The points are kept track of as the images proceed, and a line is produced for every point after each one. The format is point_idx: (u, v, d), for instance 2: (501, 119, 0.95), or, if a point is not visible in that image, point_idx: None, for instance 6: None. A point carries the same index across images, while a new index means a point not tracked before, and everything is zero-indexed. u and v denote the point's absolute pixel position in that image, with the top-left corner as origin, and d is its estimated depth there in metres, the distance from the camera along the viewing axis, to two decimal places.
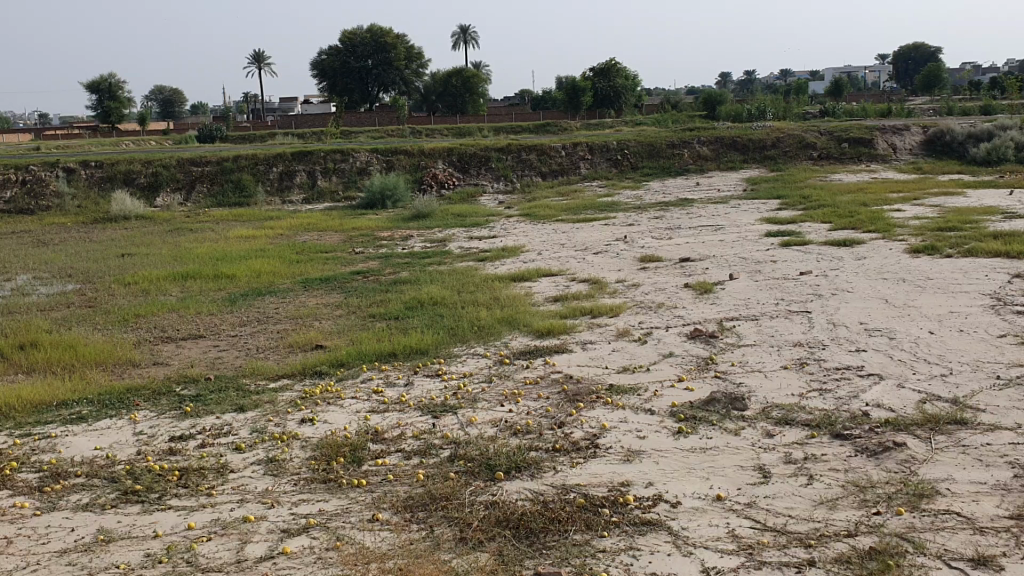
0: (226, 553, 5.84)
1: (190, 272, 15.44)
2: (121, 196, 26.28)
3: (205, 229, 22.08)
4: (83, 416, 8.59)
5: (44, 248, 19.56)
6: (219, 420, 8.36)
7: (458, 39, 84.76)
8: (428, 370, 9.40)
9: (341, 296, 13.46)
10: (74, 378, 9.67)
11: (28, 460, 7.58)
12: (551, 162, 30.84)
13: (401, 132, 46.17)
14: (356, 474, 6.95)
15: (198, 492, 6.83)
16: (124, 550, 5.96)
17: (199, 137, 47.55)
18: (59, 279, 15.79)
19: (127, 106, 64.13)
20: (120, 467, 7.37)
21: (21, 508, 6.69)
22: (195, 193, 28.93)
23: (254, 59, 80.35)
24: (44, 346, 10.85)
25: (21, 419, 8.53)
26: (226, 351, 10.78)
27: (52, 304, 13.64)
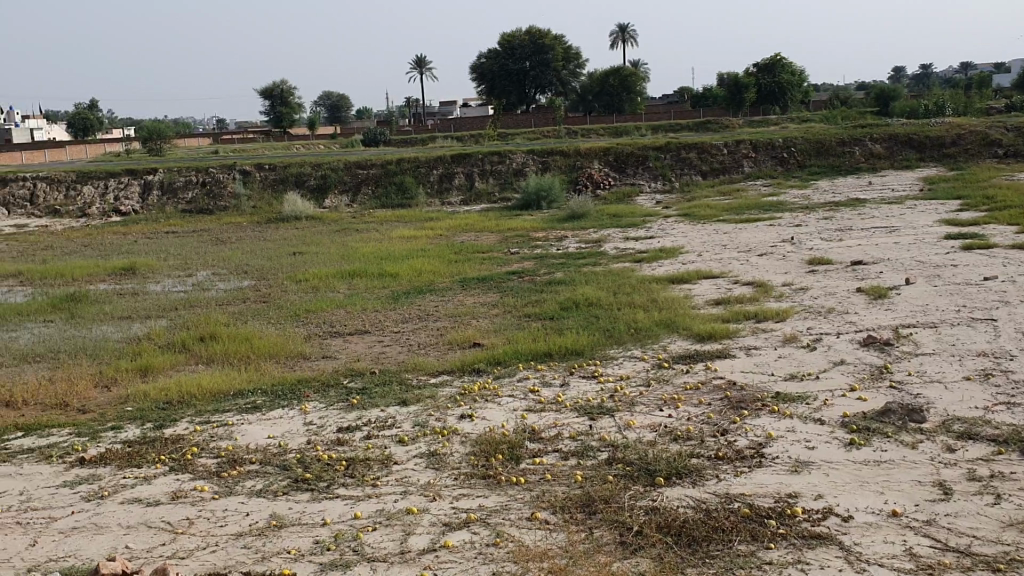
0: (390, 543, 5.98)
1: (356, 271, 15.94)
2: (293, 196, 27.55)
3: (371, 230, 22.83)
4: (258, 405, 9.03)
5: (222, 246, 20.77)
6: (383, 413, 8.59)
7: (615, 37, 83.99)
8: (585, 371, 9.36)
9: (498, 296, 13.60)
10: (250, 369, 10.19)
11: (207, 446, 8.02)
12: (712, 160, 30.24)
13: (557, 133, 46.38)
14: (515, 472, 6.98)
15: (363, 482, 7.04)
16: (295, 536, 6.21)
17: (364, 140, 49.23)
18: (236, 276, 16.63)
19: (298, 111, 67.09)
20: (291, 455, 7.70)
21: (201, 491, 7.08)
22: (360, 194, 29.98)
23: (417, 64, 82.48)
24: (222, 339, 11.48)
25: (201, 407, 9.06)
26: (390, 347, 11.08)
27: (229, 299, 14.39)
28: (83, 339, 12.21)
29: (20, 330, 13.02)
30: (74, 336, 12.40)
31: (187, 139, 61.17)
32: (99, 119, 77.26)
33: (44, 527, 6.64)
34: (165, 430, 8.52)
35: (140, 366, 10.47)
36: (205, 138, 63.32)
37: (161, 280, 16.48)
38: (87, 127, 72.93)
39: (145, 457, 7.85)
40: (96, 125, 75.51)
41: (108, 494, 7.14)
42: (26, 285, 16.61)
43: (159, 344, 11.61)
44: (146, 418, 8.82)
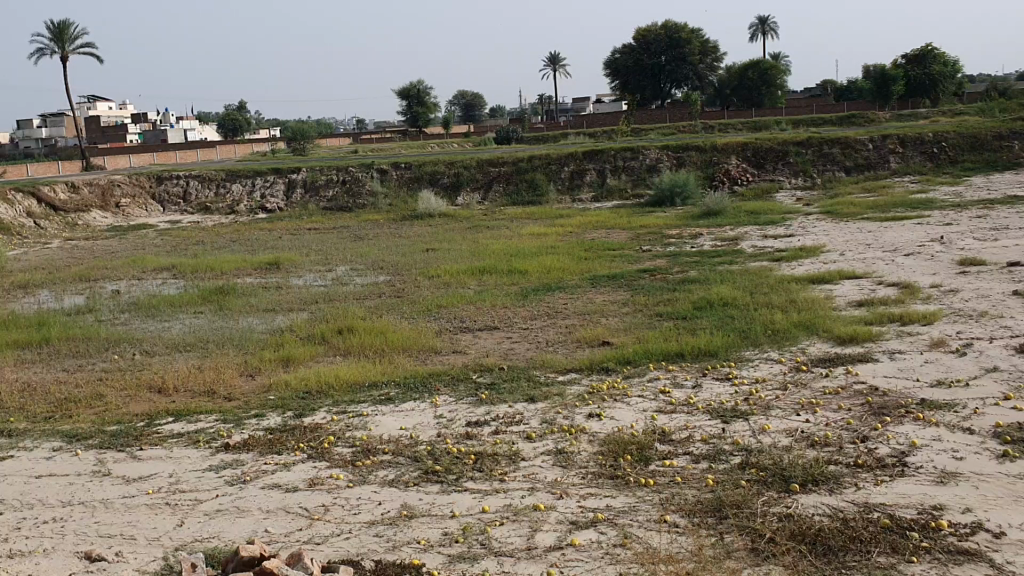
0: (517, 539, 6.01)
1: (487, 267, 16.11)
2: (427, 194, 28.06)
3: (501, 226, 23.02)
4: (391, 397, 9.25)
5: (359, 242, 21.40)
6: (512, 409, 8.64)
7: (755, 29, 81.64)
8: (718, 373, 9.16)
9: (629, 294, 13.48)
10: (383, 362, 10.45)
11: (343, 436, 8.27)
12: (856, 156, 29.10)
13: (693, 128, 45.59)
14: (644, 473, 6.88)
15: (491, 476, 7.10)
16: (424, 527, 6.32)
17: (498, 138, 49.71)
18: (373, 271, 17.10)
19: (433, 110, 68.56)
20: (422, 447, 7.85)
21: (336, 479, 7.31)
22: (492, 191, 30.28)
23: (551, 61, 82.65)
24: (358, 332, 11.83)
25: (338, 397, 9.36)
26: (519, 343, 11.15)
27: (364, 294, 14.79)
28: (229, 330, 12.81)
29: (173, 321, 13.78)
30: (222, 327, 13.03)
31: (328, 139, 63.34)
32: (247, 120, 80.91)
33: (191, 509, 6.99)
34: (303, 419, 8.84)
35: (282, 357, 10.91)
36: (345, 138, 65.39)
37: (302, 275, 17.12)
38: (237, 128, 76.69)
39: (284, 444, 8.16)
40: (244, 125, 79.12)
41: (249, 479, 7.46)
42: (179, 278, 17.56)
43: (299, 336, 12.05)
44: (287, 407, 9.18)
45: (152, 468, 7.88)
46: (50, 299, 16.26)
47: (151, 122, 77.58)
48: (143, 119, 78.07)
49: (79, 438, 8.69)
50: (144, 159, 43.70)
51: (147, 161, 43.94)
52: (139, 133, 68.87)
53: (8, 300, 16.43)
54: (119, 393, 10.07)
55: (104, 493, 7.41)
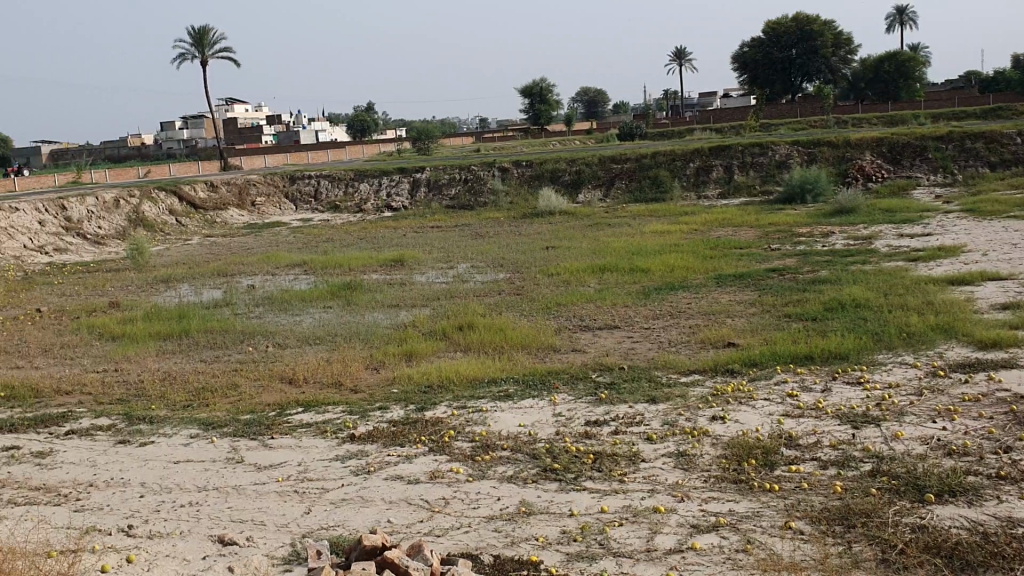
0: (636, 540, 5.95)
1: (609, 265, 16.01)
2: (549, 192, 28.09)
3: (623, 224, 22.84)
4: (511, 394, 9.30)
5: (481, 240, 21.63)
6: (631, 409, 8.56)
7: (893, 19, 78.06)
8: (848, 377, 8.81)
9: (755, 294, 13.15)
10: (503, 358, 10.53)
11: (463, 430, 8.37)
12: (1003, 151, 27.52)
13: (825, 123, 44.14)
14: (769, 478, 6.69)
15: (611, 476, 7.05)
16: (543, 524, 6.33)
17: (621, 135, 49.34)
18: (494, 268, 17.26)
19: (556, 108, 68.69)
20: (541, 444, 7.86)
21: (456, 473, 7.41)
22: (615, 188, 30.08)
23: (677, 56, 81.35)
24: (478, 328, 11.96)
25: (458, 392, 9.48)
26: (640, 343, 11.02)
27: (486, 291, 14.93)
28: (356, 324, 13.17)
29: (303, 315, 14.25)
30: (349, 322, 13.40)
31: (452, 138, 64.32)
32: (375, 120, 83.04)
33: (317, 498, 7.20)
34: (425, 412, 8.98)
35: (405, 351, 11.13)
36: (468, 136, 66.20)
37: (426, 272, 17.42)
38: (365, 128, 78.87)
39: (407, 437, 8.31)
40: (372, 126, 81.24)
41: (373, 470, 7.63)
42: (309, 274, 18.16)
43: (422, 331, 12.27)
44: (409, 400, 9.36)
45: (281, 456, 8.17)
46: (190, 293, 17.08)
47: (285, 123, 80.58)
48: (277, 121, 81.15)
49: (215, 425, 9.09)
50: (278, 159, 45.44)
51: (281, 161, 45.68)
52: (273, 133, 71.62)
53: (152, 293, 17.36)
54: (253, 383, 10.49)
55: (236, 479, 7.71)
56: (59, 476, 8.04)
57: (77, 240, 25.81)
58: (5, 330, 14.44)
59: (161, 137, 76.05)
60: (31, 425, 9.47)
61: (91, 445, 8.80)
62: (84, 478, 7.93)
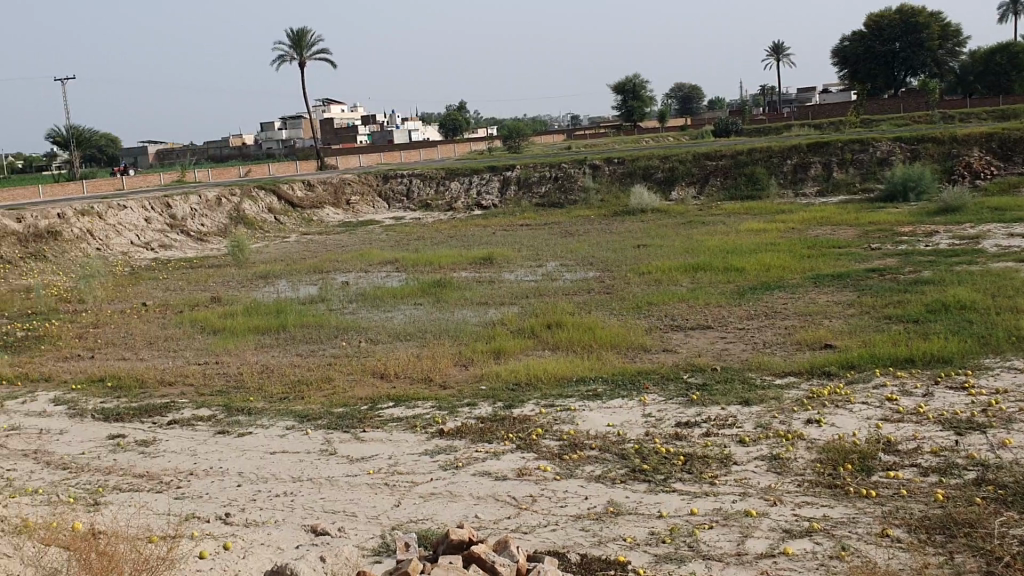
0: (727, 543, 5.86)
1: (701, 265, 15.77)
2: (640, 189, 27.83)
3: (717, 222, 22.48)
4: (600, 393, 9.25)
5: (572, 238, 21.59)
6: (723, 411, 8.41)
7: (1005, 8, 74.74)
8: (953, 381, 8.48)
9: (853, 295, 12.77)
10: (593, 358, 10.49)
11: (551, 429, 8.36)
12: None
13: (930, 119, 42.58)
14: (865, 485, 6.49)
15: (701, 478, 6.95)
16: (632, 525, 6.28)
17: (715, 132, 48.57)
18: (584, 267, 17.21)
19: (649, 104, 68.12)
20: (630, 444, 7.80)
21: (544, 471, 7.41)
22: (708, 185, 29.62)
23: (774, 51, 79.54)
24: (568, 327, 11.94)
25: (547, 390, 9.49)
26: (733, 344, 10.82)
27: (576, 290, 14.89)
28: (446, 321, 13.30)
29: (394, 312, 14.47)
30: (439, 319, 13.54)
31: (544, 136, 64.38)
32: (468, 119, 83.81)
33: (407, 491, 7.30)
34: (513, 410, 9.01)
35: (494, 349, 11.19)
36: (560, 134, 66.16)
37: (515, 270, 17.48)
38: (458, 127, 79.67)
39: (495, 434, 8.35)
40: (464, 125, 81.98)
41: (461, 466, 7.69)
42: (401, 271, 18.43)
43: (511, 329, 12.31)
44: (498, 397, 9.40)
45: (373, 450, 8.31)
46: (286, 289, 17.52)
47: (380, 123, 81.97)
48: (372, 120, 82.62)
49: (308, 418, 9.30)
50: (372, 159, 46.23)
51: (375, 161, 46.49)
52: (368, 133, 72.93)
53: (251, 288, 17.88)
54: (346, 377, 10.71)
55: (329, 471, 7.88)
56: (162, 464, 8.34)
57: (181, 237, 26.76)
58: (113, 322, 15.08)
59: (261, 137, 78.25)
60: (136, 414, 9.87)
61: (192, 434, 9.12)
62: (185, 467, 8.21)
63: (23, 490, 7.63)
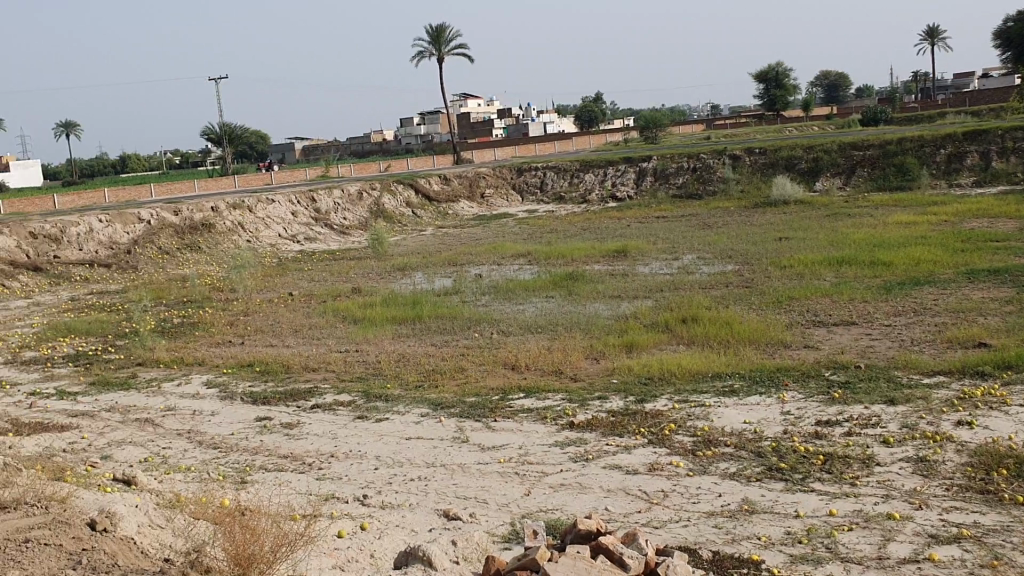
0: (867, 546, 5.65)
1: (845, 258, 15.19)
2: (782, 180, 27.01)
3: (864, 214, 21.60)
4: (736, 390, 9.05)
5: (710, 230, 21.19)
6: (866, 411, 8.08)
7: None
8: None
9: (1013, 291, 12.03)
10: (729, 353, 10.27)
11: (684, 424, 8.24)
12: None
13: None
14: (1022, 492, 6.13)
15: (841, 479, 6.71)
16: (766, 524, 6.13)
17: (863, 121, 46.61)
18: (721, 260, 16.86)
19: (793, 93, 65.98)
20: (767, 442, 7.61)
21: (676, 466, 7.31)
22: (855, 176, 28.47)
23: (929, 35, 75.54)
24: (704, 321, 11.74)
25: (681, 385, 9.36)
26: (879, 341, 10.39)
27: (713, 283, 14.61)
28: (578, 314, 13.30)
29: (527, 304, 14.58)
30: (572, 311, 13.54)
31: (682, 126, 63.38)
32: (605, 111, 83.43)
33: (537, 481, 7.35)
34: (646, 404, 8.92)
35: (627, 342, 11.13)
36: (699, 124, 64.92)
37: (649, 263, 17.30)
38: (593, 119, 79.45)
39: (626, 427, 8.30)
40: (601, 117, 81.63)
41: (592, 458, 7.68)
42: (534, 264, 18.54)
43: (644, 323, 12.20)
44: (631, 391, 9.33)
45: (504, 439, 8.40)
46: (423, 281, 17.91)
47: (517, 117, 82.60)
48: (509, 113, 83.39)
49: (442, 406, 9.49)
50: (508, 152, 46.62)
51: (510, 155, 46.89)
52: (505, 126, 73.66)
53: (389, 280, 18.38)
54: (478, 367, 10.86)
55: (462, 458, 8.01)
56: (304, 446, 8.68)
57: (325, 229, 27.76)
58: (261, 311, 15.81)
59: (401, 132, 80.19)
60: (280, 398, 10.32)
61: (333, 418, 9.45)
62: (325, 449, 8.52)
63: (177, 467, 8.09)
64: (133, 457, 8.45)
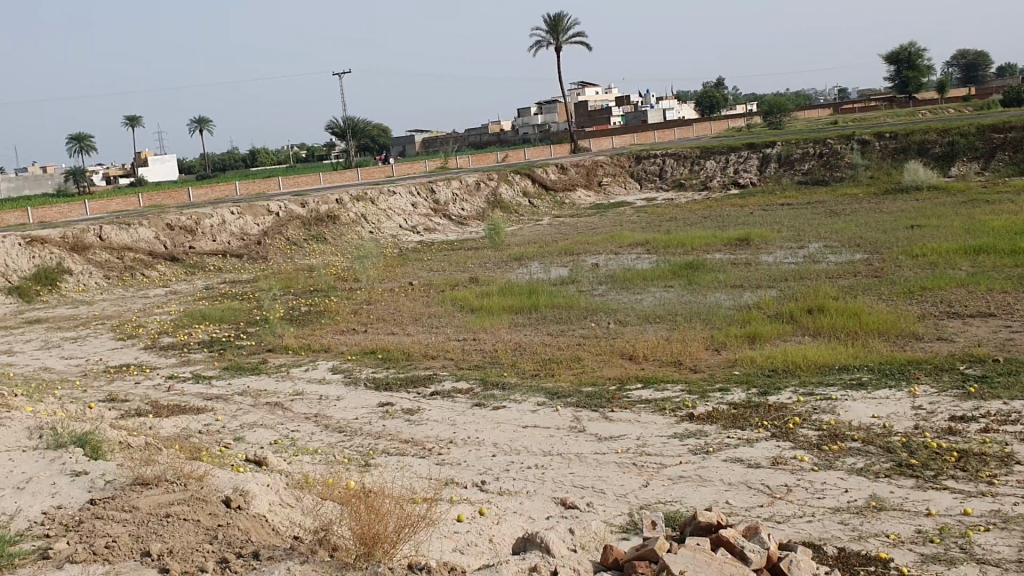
0: (1006, 548, 5.38)
1: (984, 246, 14.46)
2: (914, 165, 25.88)
3: (1005, 201, 20.46)
4: (864, 383, 8.75)
5: (836, 218, 20.50)
6: (1006, 406, 7.70)
7: None
8: None
9: None
10: (856, 345, 9.94)
11: (809, 418, 8.02)
12: None
13: None
14: None
15: (977, 477, 6.41)
16: (895, 521, 5.91)
17: (1005, 101, 44.12)
18: (849, 249, 16.30)
19: (928, 74, 63.13)
20: (897, 438, 7.33)
21: (800, 461, 7.12)
22: (995, 160, 27.00)
23: None
24: (830, 312, 11.38)
25: (805, 378, 9.12)
26: (1020, 334, 9.85)
27: (840, 273, 14.14)
28: (699, 304, 13.09)
29: (645, 294, 14.44)
30: (691, 302, 13.34)
31: (807, 109, 61.47)
32: (726, 97, 81.67)
33: (656, 472, 7.29)
34: (768, 397, 8.73)
35: (749, 333, 10.90)
36: (825, 108, 62.83)
37: (773, 252, 16.86)
38: (714, 104, 77.90)
39: (749, 420, 8.13)
40: (722, 103, 79.92)
41: (713, 450, 7.56)
42: (652, 252, 18.35)
43: (768, 313, 11.91)
44: (753, 383, 9.14)
45: (622, 429, 8.35)
46: (540, 270, 17.97)
47: (636, 104, 81.73)
48: (627, 101, 82.60)
49: (559, 395, 9.52)
50: (626, 140, 46.15)
51: (628, 143, 46.51)
52: (623, 113, 73.06)
53: (507, 270, 18.52)
54: (595, 357, 10.83)
55: (579, 448, 8.02)
56: (425, 431, 8.85)
57: (444, 220, 28.20)
58: (383, 300, 16.18)
59: (519, 122, 80.57)
60: (402, 384, 10.55)
61: (452, 405, 9.61)
62: (445, 435, 8.67)
63: (304, 449, 8.39)
64: (263, 439, 8.80)
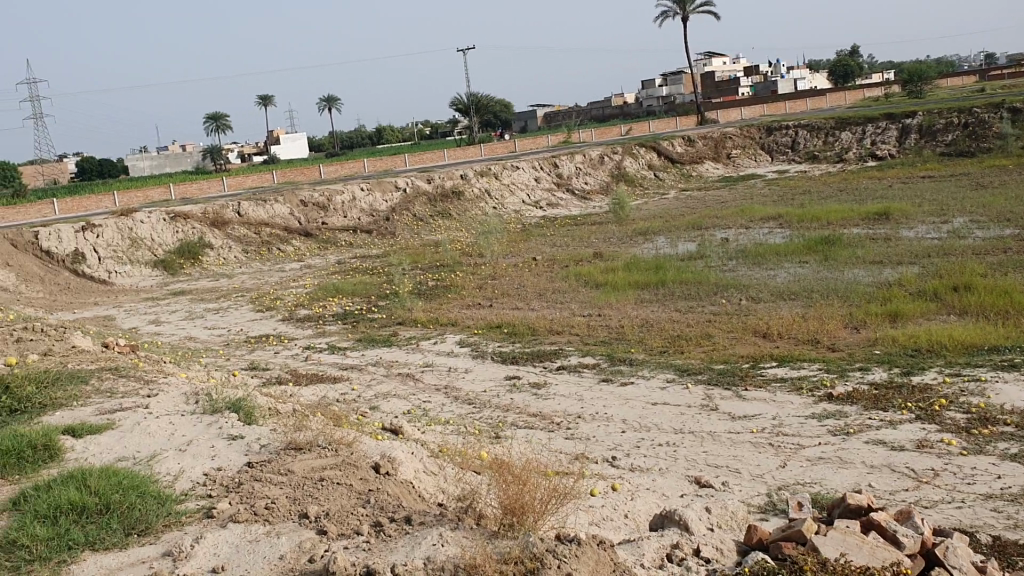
0: None
1: None
2: None
3: None
4: (1016, 364, 8.31)
5: (984, 191, 19.45)
6: None
7: None
8: None
9: None
10: (1008, 325, 9.42)
11: (956, 400, 7.66)
12: None
13: None
14: None
15: None
16: None
17: None
18: (998, 223, 15.46)
19: None
20: None
21: (948, 444, 6.81)
22: None
23: None
24: (977, 290, 10.83)
25: (951, 358, 8.71)
26: None
27: (989, 249, 13.42)
28: (835, 280, 12.66)
29: (778, 269, 14.07)
30: (827, 278, 12.92)
31: (949, 77, 58.48)
32: (861, 66, 78.30)
33: (794, 452, 7.11)
34: (911, 377, 8.39)
35: (889, 311, 10.50)
36: (971, 74, 59.42)
37: (915, 226, 16.15)
38: (848, 73, 74.87)
39: (891, 401, 7.83)
40: (856, 70, 76.65)
41: (853, 432, 7.32)
42: (785, 227, 17.87)
43: (909, 291, 11.42)
44: (894, 363, 8.81)
45: (757, 409, 8.18)
46: (667, 245, 17.73)
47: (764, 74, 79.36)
48: (755, 71, 80.23)
49: (689, 372, 9.40)
50: (754, 111, 44.84)
51: (757, 114, 45.26)
52: (752, 84, 71.14)
53: (631, 245, 18.36)
54: (726, 334, 10.63)
55: (712, 426, 7.89)
56: (553, 405, 8.89)
57: (566, 195, 28.17)
58: (508, 275, 16.31)
59: (642, 95, 79.50)
60: (529, 358, 10.63)
61: (579, 380, 9.62)
62: (572, 410, 8.67)
63: (436, 419, 8.55)
64: (397, 409, 9.02)
